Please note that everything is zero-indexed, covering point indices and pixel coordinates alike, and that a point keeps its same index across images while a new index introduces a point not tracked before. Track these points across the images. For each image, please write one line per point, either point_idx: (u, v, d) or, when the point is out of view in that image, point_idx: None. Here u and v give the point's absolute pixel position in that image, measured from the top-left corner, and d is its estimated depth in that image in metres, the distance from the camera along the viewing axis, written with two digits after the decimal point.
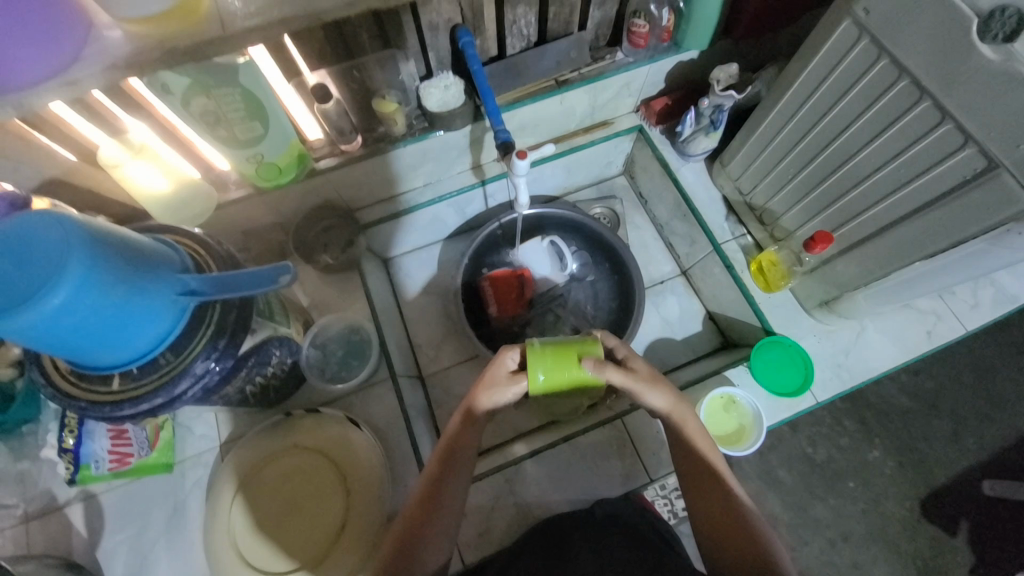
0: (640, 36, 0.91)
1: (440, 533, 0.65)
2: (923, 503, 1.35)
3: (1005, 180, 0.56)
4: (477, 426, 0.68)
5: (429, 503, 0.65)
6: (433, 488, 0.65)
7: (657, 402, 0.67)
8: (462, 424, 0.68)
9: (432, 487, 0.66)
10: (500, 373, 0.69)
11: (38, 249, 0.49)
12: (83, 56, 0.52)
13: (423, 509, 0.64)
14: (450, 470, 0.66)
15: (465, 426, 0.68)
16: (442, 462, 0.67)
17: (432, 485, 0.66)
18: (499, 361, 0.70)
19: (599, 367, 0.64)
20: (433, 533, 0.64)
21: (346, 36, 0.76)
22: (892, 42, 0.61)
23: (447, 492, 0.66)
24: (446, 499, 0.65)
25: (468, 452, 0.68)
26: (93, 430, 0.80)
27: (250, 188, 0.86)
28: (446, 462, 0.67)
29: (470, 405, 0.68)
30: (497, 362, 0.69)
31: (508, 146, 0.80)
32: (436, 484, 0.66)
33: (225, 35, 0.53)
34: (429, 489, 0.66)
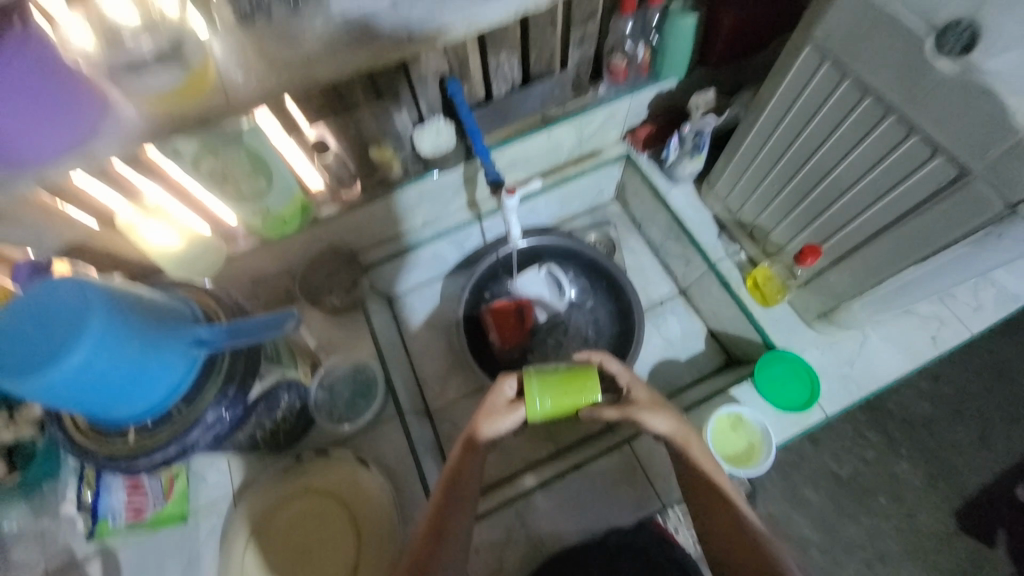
0: (619, 71, 0.97)
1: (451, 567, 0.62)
2: (957, 515, 1.30)
3: (978, 186, 0.58)
4: (480, 454, 0.70)
5: (437, 533, 0.64)
6: (441, 517, 0.65)
7: (660, 426, 0.69)
8: (464, 453, 0.70)
9: (439, 517, 0.65)
10: (500, 401, 0.72)
11: (60, 312, 0.53)
12: (103, 129, 0.55)
13: (432, 540, 0.63)
14: (457, 499, 0.66)
15: (469, 454, 0.70)
16: (448, 491, 0.67)
17: (439, 514, 0.65)
18: (498, 388, 0.73)
19: (594, 409, 0.69)
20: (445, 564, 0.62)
21: (341, 93, 0.81)
22: (854, 62, 0.64)
23: (456, 521, 0.65)
24: (454, 528, 0.64)
25: (473, 480, 0.69)
26: (110, 485, 0.81)
27: (257, 238, 0.90)
28: (452, 490, 0.67)
29: (472, 433, 0.71)
30: (496, 389, 0.73)
31: (498, 184, 0.86)
32: (443, 513, 0.65)
33: (229, 104, 0.58)
34: (436, 519, 0.65)
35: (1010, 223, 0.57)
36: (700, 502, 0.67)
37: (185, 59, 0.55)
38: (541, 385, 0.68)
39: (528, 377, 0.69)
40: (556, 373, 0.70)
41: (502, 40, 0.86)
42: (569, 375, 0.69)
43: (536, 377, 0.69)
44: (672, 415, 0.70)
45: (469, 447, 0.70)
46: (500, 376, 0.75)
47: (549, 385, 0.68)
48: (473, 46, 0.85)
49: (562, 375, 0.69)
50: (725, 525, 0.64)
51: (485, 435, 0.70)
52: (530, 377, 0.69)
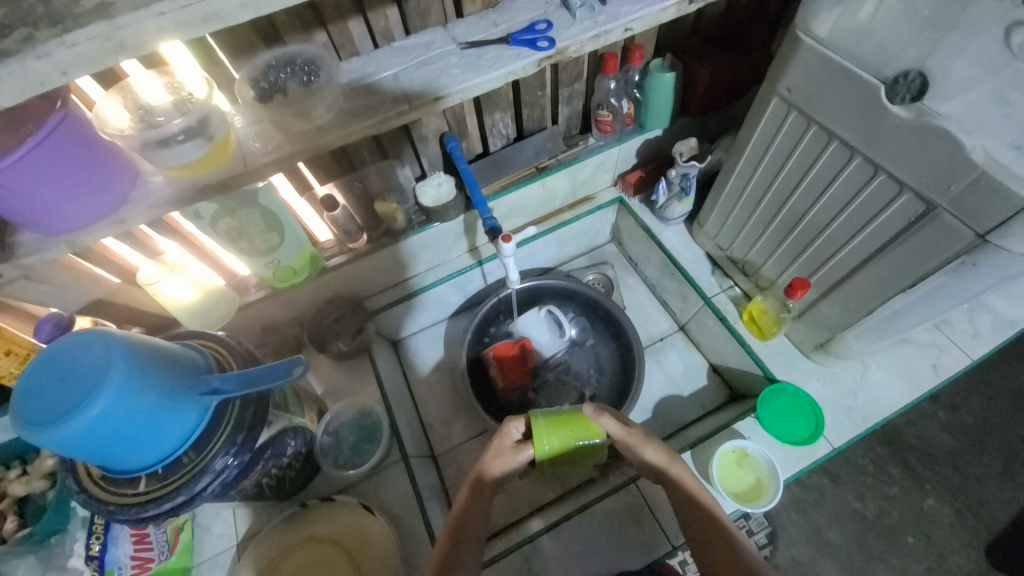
0: (606, 124, 1.03)
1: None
2: (994, 554, 1.23)
3: (945, 219, 0.61)
4: (486, 494, 0.71)
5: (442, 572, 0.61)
6: (448, 555, 0.62)
7: (654, 458, 0.72)
8: (471, 494, 0.70)
9: (443, 562, 0.62)
10: (505, 443, 0.73)
11: (86, 364, 0.56)
12: (131, 198, 0.63)
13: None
14: (465, 538, 0.65)
15: (474, 495, 0.70)
16: (455, 531, 0.66)
17: (446, 553, 0.63)
18: (504, 431, 0.74)
19: (600, 415, 0.72)
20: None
21: (349, 154, 0.89)
22: (818, 111, 0.70)
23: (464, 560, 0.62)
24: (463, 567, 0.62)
25: (480, 522, 0.68)
26: (118, 535, 0.80)
27: (268, 289, 0.95)
28: (458, 530, 0.66)
29: (478, 475, 0.72)
30: (502, 432, 0.74)
31: (495, 231, 0.89)
32: (450, 554, 0.63)
33: (247, 170, 0.64)
34: (443, 557, 0.62)
35: (981, 253, 0.60)
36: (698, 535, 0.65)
37: (210, 133, 0.62)
38: (547, 425, 0.71)
39: (533, 418, 0.72)
40: (558, 412, 0.73)
41: (496, 101, 0.93)
42: (571, 413, 0.73)
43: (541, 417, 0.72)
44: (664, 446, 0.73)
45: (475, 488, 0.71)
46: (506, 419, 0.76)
47: (555, 424, 0.71)
48: (469, 108, 0.93)
49: (564, 414, 0.73)
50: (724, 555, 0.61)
51: (490, 474, 0.72)
52: (535, 418, 0.71)
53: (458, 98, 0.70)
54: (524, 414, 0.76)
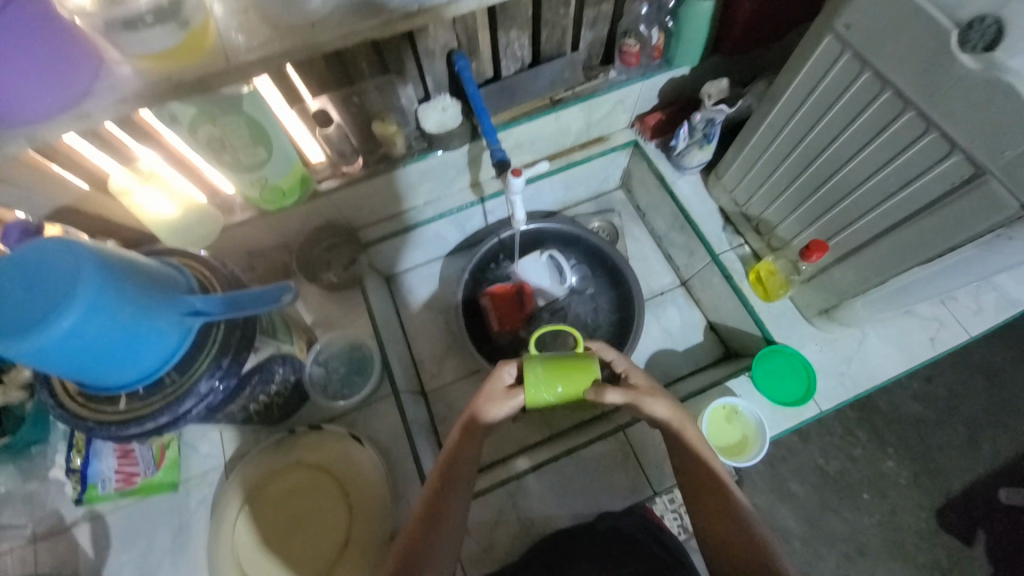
0: (631, 55, 0.94)
1: (449, 546, 0.63)
2: (940, 515, 1.32)
3: (993, 186, 0.57)
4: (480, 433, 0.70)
5: (433, 519, 0.64)
6: (439, 499, 0.65)
7: (657, 410, 0.70)
8: (463, 437, 0.69)
9: (434, 499, 0.65)
10: (498, 387, 0.71)
11: (52, 274, 0.52)
12: (94, 90, 0.55)
13: (426, 519, 0.64)
14: (457, 478, 0.67)
15: (466, 439, 0.69)
16: (446, 473, 0.67)
17: (436, 496, 0.65)
18: (498, 375, 0.72)
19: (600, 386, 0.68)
20: (442, 545, 0.63)
21: (345, 64, 0.79)
22: (876, 54, 0.62)
23: (453, 507, 0.65)
24: (452, 510, 0.65)
25: (473, 465, 0.69)
26: (100, 450, 0.82)
27: (254, 210, 0.89)
28: (449, 474, 0.67)
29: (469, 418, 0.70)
30: (494, 376, 0.72)
31: (504, 164, 0.83)
32: (442, 497, 0.65)
33: (230, 67, 0.56)
34: (433, 494, 0.66)
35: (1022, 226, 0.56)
36: (701, 495, 0.67)
37: (184, 17, 0.52)
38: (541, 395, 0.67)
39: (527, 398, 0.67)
40: (554, 380, 0.66)
41: (513, 16, 0.83)
42: (568, 386, 0.67)
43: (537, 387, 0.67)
44: (667, 398, 0.70)
45: (469, 428, 0.70)
46: (491, 373, 0.73)
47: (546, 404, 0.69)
48: (483, 21, 0.82)
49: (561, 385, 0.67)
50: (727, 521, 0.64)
51: (492, 413, 0.70)
52: (531, 388, 0.67)
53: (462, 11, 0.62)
54: (517, 358, 0.74)
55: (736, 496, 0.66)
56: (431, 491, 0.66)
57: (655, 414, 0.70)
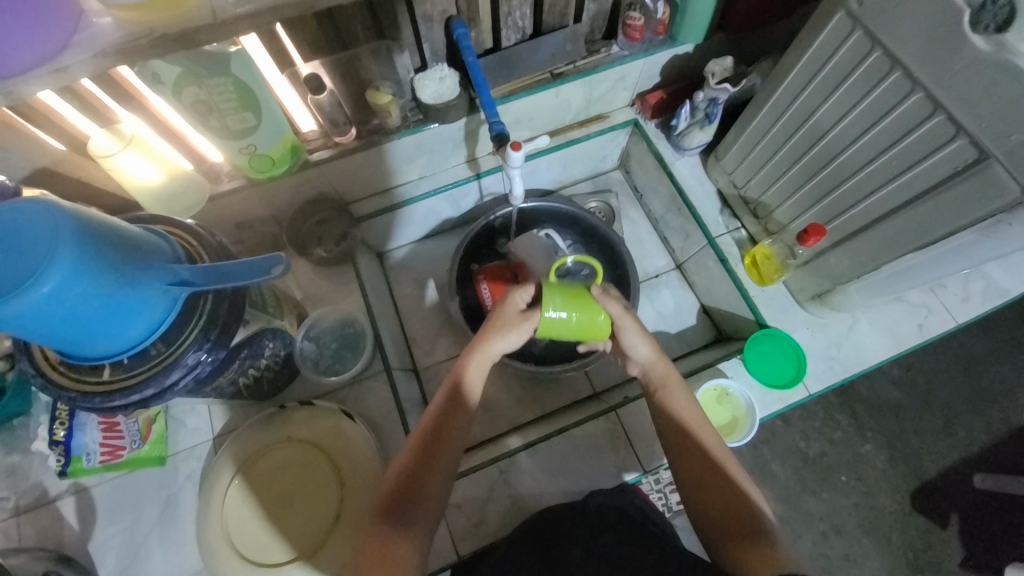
0: (635, 29, 0.91)
1: (433, 499, 0.61)
2: (913, 496, 1.36)
3: (995, 170, 0.57)
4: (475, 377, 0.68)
5: (420, 467, 0.61)
6: (429, 448, 0.63)
7: (640, 353, 0.74)
8: (450, 396, 0.66)
9: (416, 462, 0.62)
10: (512, 311, 0.71)
11: (27, 237, 0.49)
12: (73, 44, 0.51)
13: (415, 468, 0.61)
14: (448, 426, 0.64)
15: (459, 386, 0.67)
16: (436, 422, 0.65)
17: (426, 444, 0.63)
18: (511, 299, 0.72)
19: (601, 297, 0.71)
20: (429, 495, 0.60)
21: (339, 26, 0.75)
22: (886, 33, 0.61)
23: (441, 457, 0.63)
24: (441, 460, 0.62)
25: (463, 420, 0.66)
26: (84, 422, 0.79)
27: (243, 179, 0.85)
28: (441, 422, 0.64)
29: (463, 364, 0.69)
30: (508, 300, 0.72)
31: (502, 138, 0.80)
32: (432, 446, 0.63)
33: (215, 22, 0.53)
34: (423, 441, 0.63)
35: None
36: (693, 476, 0.66)
37: None
38: (556, 319, 0.69)
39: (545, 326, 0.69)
40: (573, 302, 0.69)
41: None
42: (585, 311, 0.69)
43: (554, 308, 0.68)
44: (651, 341, 0.73)
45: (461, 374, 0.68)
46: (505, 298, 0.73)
47: (560, 332, 0.71)
48: None
49: (577, 310, 0.69)
50: (721, 499, 0.63)
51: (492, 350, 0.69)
52: (548, 310, 0.68)
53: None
54: (530, 283, 0.74)
55: (734, 476, 0.65)
56: (419, 438, 0.64)
57: (638, 355, 0.74)
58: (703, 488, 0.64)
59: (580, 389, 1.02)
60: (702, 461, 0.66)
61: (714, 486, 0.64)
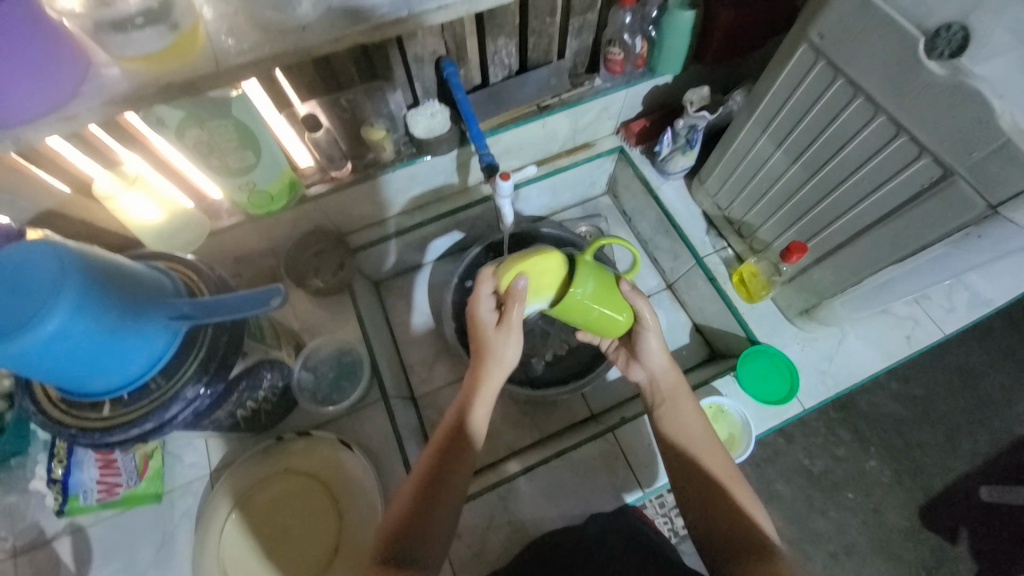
0: (616, 63, 0.97)
1: (438, 534, 0.61)
2: (921, 511, 1.35)
3: (960, 186, 0.59)
4: (478, 414, 0.69)
5: (424, 504, 0.62)
6: (428, 492, 0.62)
7: (655, 361, 0.75)
8: (448, 441, 0.66)
9: (415, 506, 0.61)
10: (488, 329, 0.69)
11: (32, 277, 0.51)
12: (81, 92, 0.55)
13: (418, 505, 0.61)
14: (450, 462, 0.65)
15: (458, 426, 0.67)
16: (438, 459, 0.65)
17: (429, 480, 0.63)
18: (478, 319, 0.70)
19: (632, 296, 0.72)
20: (434, 530, 0.60)
21: (334, 69, 0.80)
22: (847, 62, 0.65)
23: (445, 494, 0.63)
24: (445, 497, 0.62)
25: (463, 462, 0.66)
26: (82, 460, 0.78)
27: (242, 215, 0.88)
28: (443, 459, 0.65)
29: (464, 400, 0.70)
30: (476, 322, 0.70)
31: (492, 169, 0.84)
32: (435, 482, 0.63)
33: (219, 70, 0.56)
34: (426, 478, 0.63)
35: (989, 224, 0.59)
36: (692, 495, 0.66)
37: (174, 19, 0.53)
38: (580, 303, 0.69)
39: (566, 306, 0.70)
40: (602, 294, 0.70)
41: (500, 23, 0.84)
42: (609, 310, 0.71)
43: (583, 290, 0.68)
44: (669, 354, 0.74)
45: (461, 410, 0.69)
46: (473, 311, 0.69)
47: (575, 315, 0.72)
48: (471, 29, 0.84)
49: (602, 305, 0.70)
50: (723, 515, 0.63)
51: (490, 384, 0.70)
52: (576, 292, 0.68)
53: (444, 17, 0.62)
54: (482, 288, 0.69)
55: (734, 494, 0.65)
56: (422, 475, 0.64)
57: (651, 366, 0.75)
58: (705, 505, 0.65)
59: (577, 412, 1.03)
60: (701, 478, 0.66)
61: (716, 501, 0.64)
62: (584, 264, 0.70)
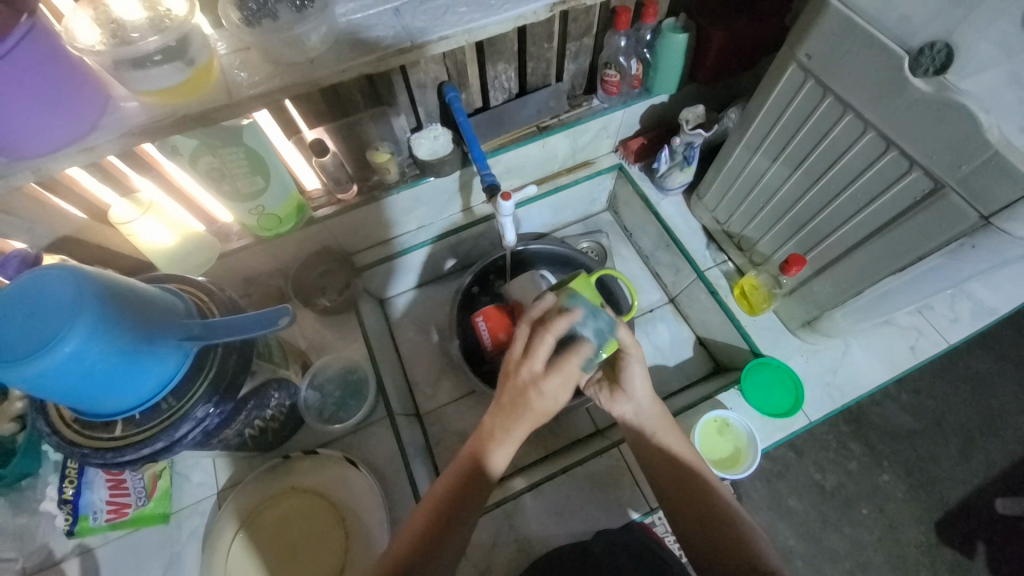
0: (612, 85, 0.98)
1: (447, 562, 0.61)
2: (938, 525, 1.31)
3: (951, 198, 0.60)
4: (501, 455, 0.65)
5: (434, 540, 0.61)
6: (437, 533, 0.62)
7: (642, 390, 0.73)
8: (461, 481, 0.64)
9: (421, 545, 0.61)
10: (555, 399, 0.65)
11: (51, 301, 0.53)
12: (101, 124, 0.57)
13: (428, 537, 0.62)
14: (463, 502, 0.64)
15: (473, 466, 0.65)
16: (450, 494, 0.64)
17: (438, 517, 0.63)
18: (548, 395, 0.64)
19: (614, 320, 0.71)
20: (444, 559, 0.61)
21: (342, 97, 0.83)
22: (835, 80, 0.68)
23: (455, 531, 0.62)
24: (456, 535, 0.62)
25: (474, 502, 0.64)
26: (92, 480, 0.79)
27: (251, 237, 0.90)
28: (456, 494, 0.64)
29: (485, 436, 0.65)
30: (547, 398, 0.64)
31: (494, 188, 0.85)
32: (447, 518, 0.63)
33: (232, 102, 0.60)
34: (437, 512, 0.63)
35: (982, 235, 0.60)
36: (691, 514, 0.66)
37: (191, 56, 0.56)
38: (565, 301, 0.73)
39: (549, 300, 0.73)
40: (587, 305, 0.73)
41: (499, 50, 0.88)
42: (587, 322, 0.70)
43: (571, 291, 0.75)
44: (651, 386, 0.74)
45: (482, 448, 0.65)
46: (539, 379, 0.64)
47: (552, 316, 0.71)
48: (472, 56, 0.87)
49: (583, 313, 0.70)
50: (722, 534, 0.64)
51: (521, 429, 0.65)
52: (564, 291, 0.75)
53: (445, 47, 0.66)
54: (559, 364, 0.65)
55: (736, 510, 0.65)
56: (433, 506, 0.64)
57: (636, 395, 0.73)
58: (703, 524, 0.65)
59: (582, 428, 1.03)
60: (706, 492, 0.67)
61: (717, 519, 0.65)
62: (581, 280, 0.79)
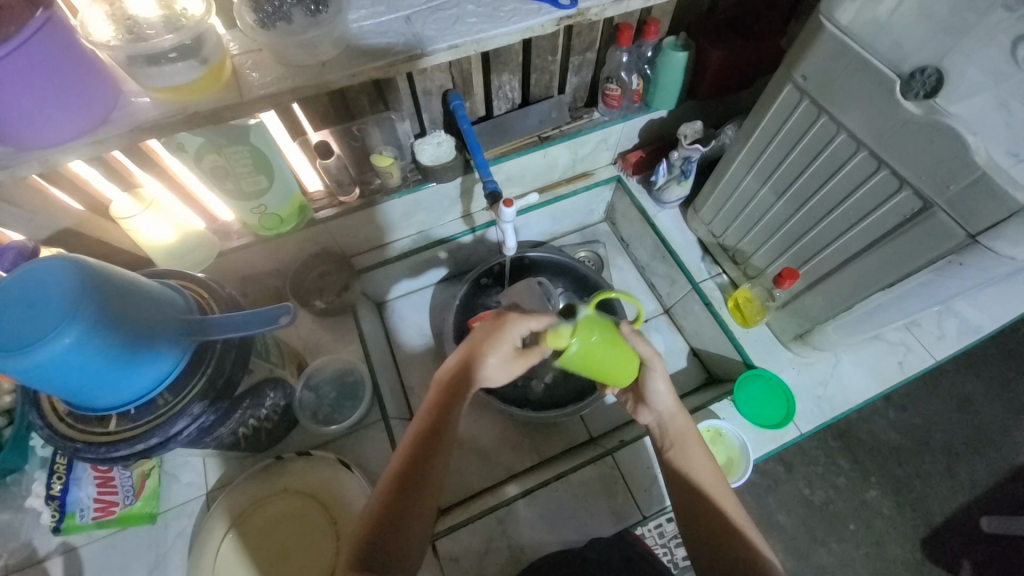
0: (613, 98, 1.00)
1: (415, 523, 0.59)
2: (924, 542, 1.33)
3: (940, 217, 0.62)
4: (461, 417, 0.65)
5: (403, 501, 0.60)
6: (404, 494, 0.60)
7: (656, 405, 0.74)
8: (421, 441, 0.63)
9: (388, 514, 0.59)
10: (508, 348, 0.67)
11: (49, 292, 0.52)
12: (111, 118, 0.58)
13: (393, 498, 0.60)
14: (427, 462, 0.62)
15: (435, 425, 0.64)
16: (413, 459, 0.62)
17: (404, 479, 0.61)
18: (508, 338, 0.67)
19: (634, 333, 0.72)
20: (410, 524, 0.59)
21: (347, 101, 0.84)
22: (828, 101, 0.70)
23: (420, 497, 0.60)
24: (421, 500, 0.60)
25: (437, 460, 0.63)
26: (81, 476, 0.78)
27: (251, 236, 0.90)
28: (419, 461, 0.62)
29: (445, 394, 0.66)
30: (502, 339, 0.67)
31: (496, 195, 0.86)
32: (412, 480, 0.61)
33: (242, 100, 0.61)
34: (401, 478, 0.61)
35: (969, 253, 0.62)
36: (694, 526, 0.65)
37: (205, 54, 0.57)
38: (591, 347, 0.67)
39: (572, 354, 0.67)
40: (609, 341, 0.69)
41: (505, 60, 0.89)
42: (617, 356, 0.70)
43: (591, 336, 0.67)
44: (676, 394, 0.74)
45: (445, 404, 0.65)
46: (520, 314, 0.68)
47: (581, 362, 0.69)
48: (477, 65, 0.88)
49: (610, 350, 0.69)
50: (722, 542, 0.62)
51: (474, 384, 0.67)
52: (580, 338, 0.67)
53: (453, 56, 0.67)
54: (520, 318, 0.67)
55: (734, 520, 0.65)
56: (398, 472, 0.62)
57: (657, 405, 0.74)
58: (706, 534, 0.64)
59: (576, 435, 1.03)
60: (706, 506, 0.65)
61: (719, 533, 0.63)
62: (588, 316, 0.68)
